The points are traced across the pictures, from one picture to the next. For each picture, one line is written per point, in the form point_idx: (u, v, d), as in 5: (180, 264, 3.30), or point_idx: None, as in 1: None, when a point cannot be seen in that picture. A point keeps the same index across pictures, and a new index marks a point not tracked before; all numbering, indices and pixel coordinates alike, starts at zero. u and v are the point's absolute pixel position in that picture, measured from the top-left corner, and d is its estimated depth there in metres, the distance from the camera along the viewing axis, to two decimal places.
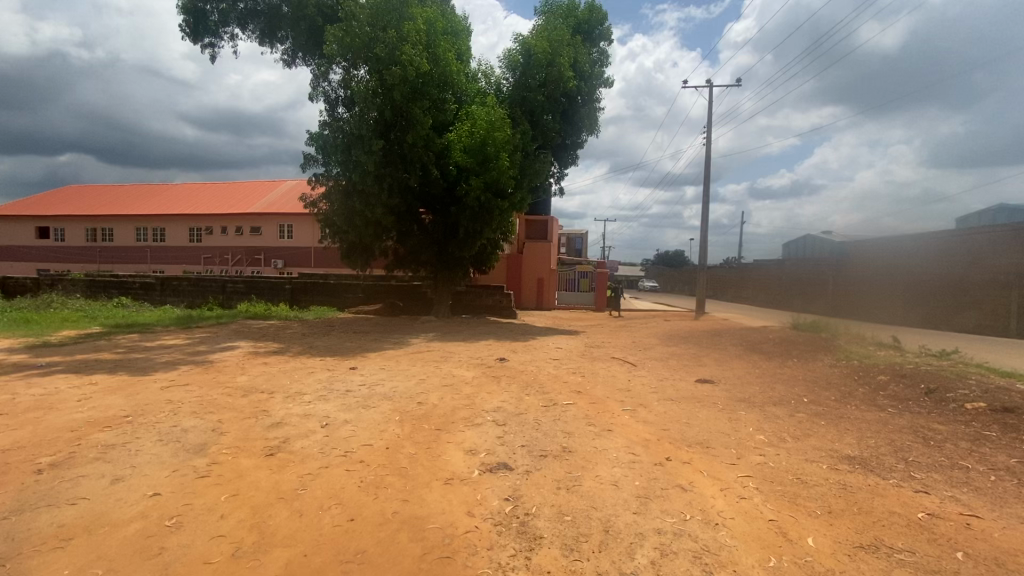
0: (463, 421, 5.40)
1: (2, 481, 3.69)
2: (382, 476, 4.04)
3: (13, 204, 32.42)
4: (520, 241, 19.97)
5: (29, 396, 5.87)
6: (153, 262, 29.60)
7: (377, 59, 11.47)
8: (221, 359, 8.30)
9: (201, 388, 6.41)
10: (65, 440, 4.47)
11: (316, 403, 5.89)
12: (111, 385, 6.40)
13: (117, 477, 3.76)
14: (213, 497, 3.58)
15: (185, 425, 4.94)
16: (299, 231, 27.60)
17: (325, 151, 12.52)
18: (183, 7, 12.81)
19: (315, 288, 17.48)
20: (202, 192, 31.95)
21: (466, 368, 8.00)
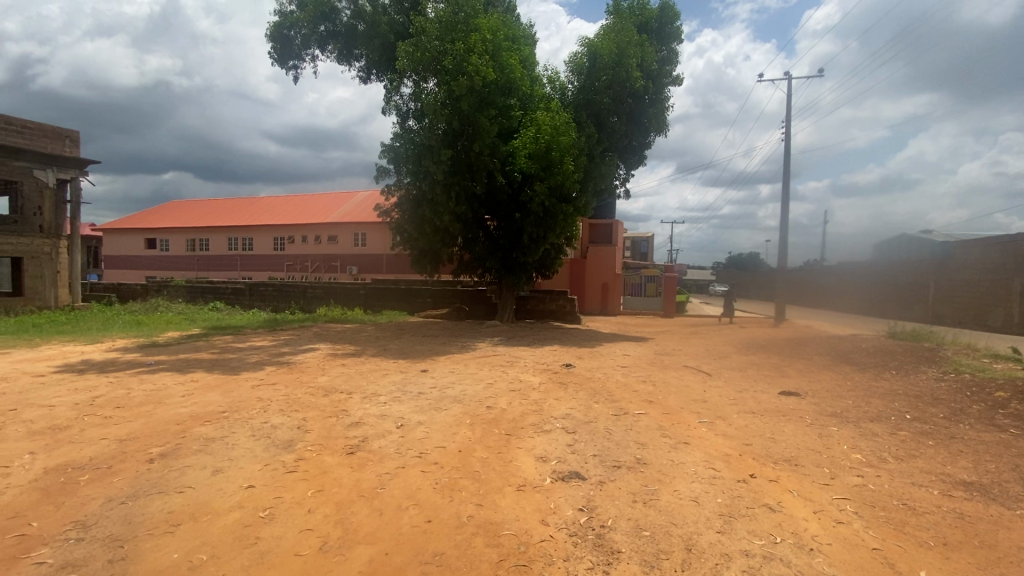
0: (533, 427, 5.37)
1: (122, 468, 4.09)
2: (456, 479, 4.08)
3: (128, 219, 36.43)
4: (584, 246, 19.80)
5: (142, 391, 6.49)
6: (243, 269, 32.20)
7: (445, 72, 11.76)
8: (302, 360, 8.79)
9: (286, 387, 6.82)
10: (172, 433, 4.89)
11: (390, 404, 6.08)
12: (209, 383, 6.97)
13: (217, 469, 4.06)
14: (301, 491, 3.77)
15: (273, 422, 5.26)
16: (371, 239, 28.93)
17: (396, 163, 13.02)
18: (271, 34, 13.85)
19: (387, 292, 18.21)
20: (284, 204, 34.33)
21: (533, 373, 7.97)
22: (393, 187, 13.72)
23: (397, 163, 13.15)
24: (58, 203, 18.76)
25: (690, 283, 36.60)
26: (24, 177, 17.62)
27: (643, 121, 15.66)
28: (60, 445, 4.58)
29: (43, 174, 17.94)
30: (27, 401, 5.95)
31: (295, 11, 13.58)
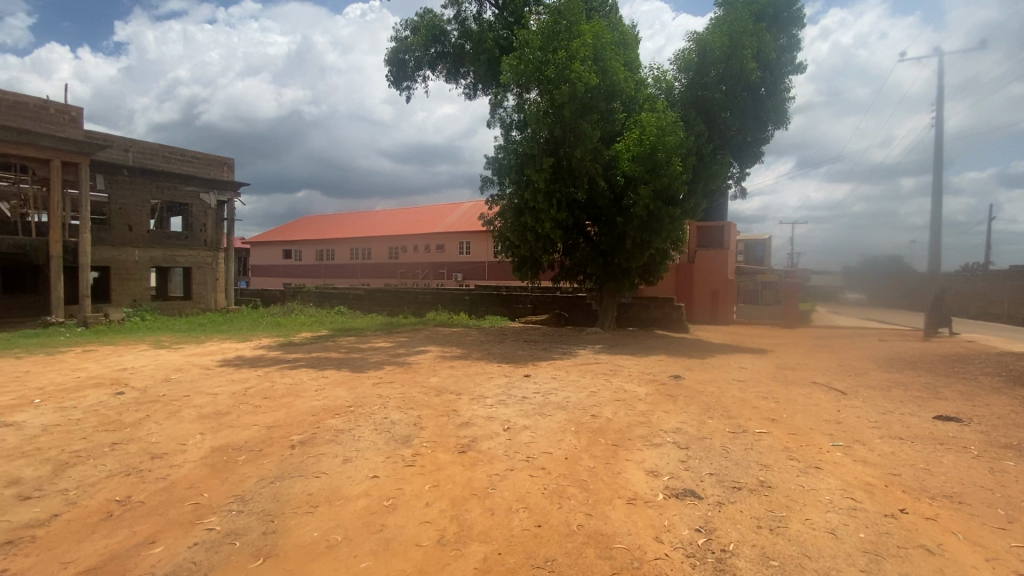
0: (641, 439, 5.18)
1: (270, 452, 4.64)
2: (564, 486, 4.07)
3: (270, 233, 41.63)
4: (692, 250, 18.73)
5: (282, 384, 7.34)
6: (362, 277, 35.27)
7: (547, 81, 11.86)
8: (415, 362, 9.35)
9: (402, 385, 7.31)
10: (310, 422, 5.47)
11: (497, 407, 6.24)
12: (337, 379, 7.71)
13: (346, 458, 4.46)
14: (419, 485, 4.00)
15: (392, 418, 5.64)
16: (474, 247, 30.09)
17: (500, 173, 13.44)
18: (389, 60, 14.99)
19: (490, 298, 18.84)
20: (398, 216, 36.99)
21: (639, 384, 7.70)
22: (496, 197, 14.17)
23: (501, 173, 13.55)
24: (218, 220, 22.00)
25: (816, 290, 33.00)
26: (193, 199, 20.91)
27: (760, 115, 14.60)
28: (222, 428, 5.31)
29: (207, 196, 21.17)
30: (198, 389, 7.02)
31: (410, 36, 14.57)
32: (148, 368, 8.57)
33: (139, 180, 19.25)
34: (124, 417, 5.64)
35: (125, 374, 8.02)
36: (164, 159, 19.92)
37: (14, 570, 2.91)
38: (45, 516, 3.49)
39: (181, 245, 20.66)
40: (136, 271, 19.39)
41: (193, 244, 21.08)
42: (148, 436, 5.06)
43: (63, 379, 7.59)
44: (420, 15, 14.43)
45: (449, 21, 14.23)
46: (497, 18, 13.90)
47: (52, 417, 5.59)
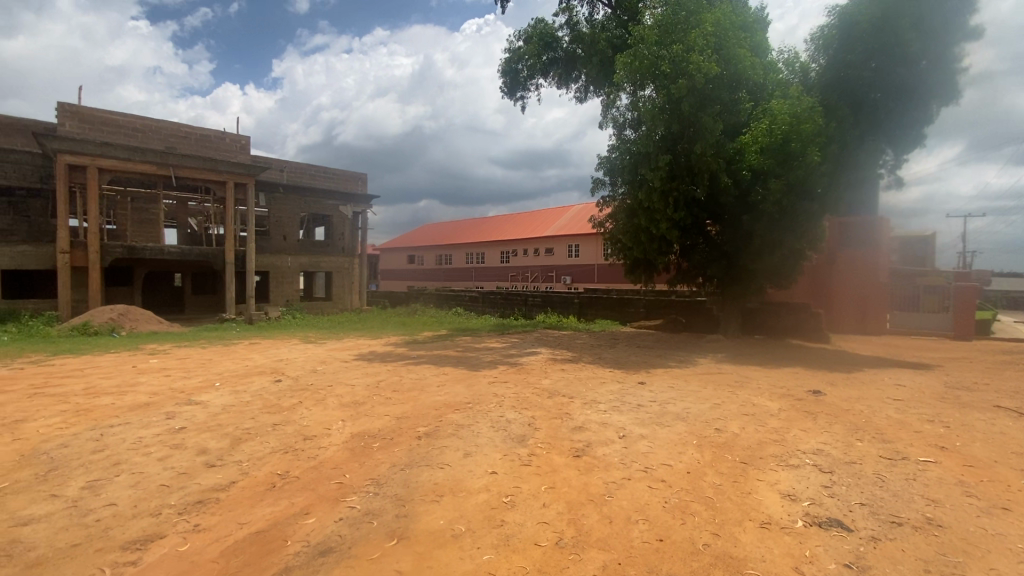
0: (774, 459, 4.71)
1: (400, 441, 5.03)
2: (687, 502, 3.85)
3: (397, 240, 45.41)
4: (833, 250, 16.73)
5: (408, 379, 7.91)
6: (477, 279, 36.92)
7: (663, 76, 11.32)
8: (528, 363, 9.51)
9: (516, 386, 7.49)
10: (433, 416, 5.84)
11: (611, 413, 6.11)
12: (456, 376, 8.14)
13: (467, 453, 4.67)
14: (536, 485, 4.06)
15: (508, 417, 5.80)
16: (585, 250, 29.84)
17: (613, 174, 13.15)
18: (503, 71, 15.21)
19: (602, 301, 18.60)
20: (511, 221, 38.08)
21: (770, 398, 7.02)
22: (608, 198, 13.93)
23: (613, 174, 13.25)
24: (353, 230, 24.50)
25: (999, 296, 27.35)
26: (334, 211, 23.50)
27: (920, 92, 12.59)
28: (360, 417, 5.88)
29: (345, 209, 23.69)
30: (339, 380, 7.86)
31: (523, 45, 14.71)
32: (299, 360, 9.79)
33: (291, 196, 22.16)
34: (281, 401, 6.48)
35: (282, 364, 9.26)
36: (310, 177, 22.71)
37: (205, 524, 3.46)
38: (226, 482, 4.12)
39: (324, 252, 23.31)
40: (288, 275, 22.27)
41: (333, 251, 23.68)
42: (301, 419, 5.76)
43: (236, 366, 8.95)
44: (533, 24, 14.58)
45: (561, 27, 14.24)
46: (610, 18, 13.70)
47: (228, 398, 6.61)
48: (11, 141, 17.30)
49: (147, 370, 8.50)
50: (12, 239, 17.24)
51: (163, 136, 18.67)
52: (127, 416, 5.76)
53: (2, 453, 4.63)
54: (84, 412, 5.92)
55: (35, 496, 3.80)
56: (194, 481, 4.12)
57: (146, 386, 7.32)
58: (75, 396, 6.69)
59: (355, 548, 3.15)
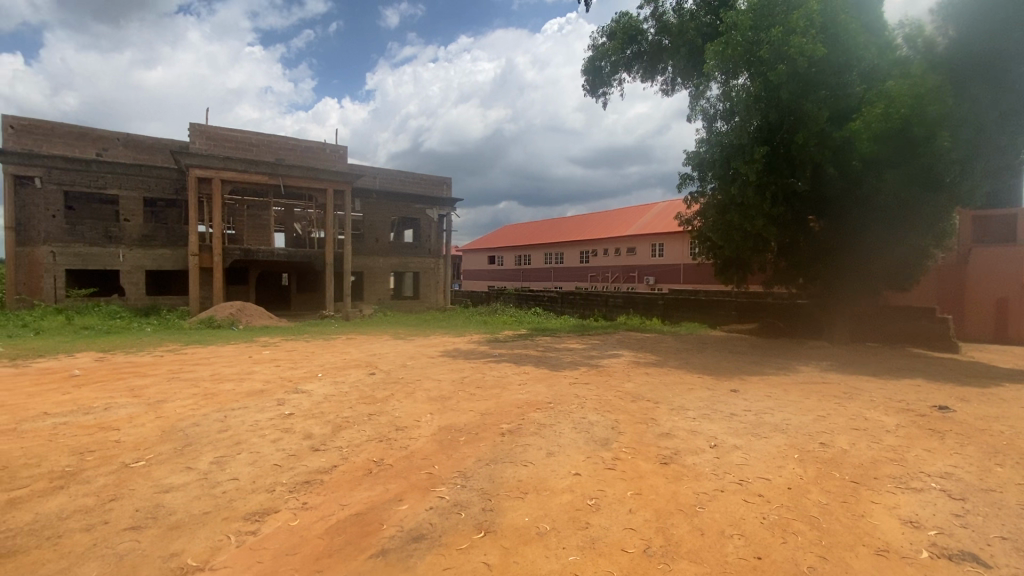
0: (892, 480, 4.22)
1: (485, 436, 5.16)
2: (788, 519, 3.57)
3: (478, 241, 46.63)
4: (964, 247, 14.71)
5: (490, 376, 8.10)
6: (556, 279, 36.88)
7: (760, 62, 10.58)
8: (609, 365, 9.35)
9: (598, 387, 7.38)
10: (516, 414, 5.92)
11: (701, 420, 5.82)
12: (537, 375, 8.18)
13: (550, 452, 4.69)
14: (621, 490, 3.97)
15: (591, 419, 5.74)
16: (669, 249, 28.67)
17: (702, 168, 12.56)
18: (585, 69, 14.56)
19: (687, 303, 17.83)
20: (590, 221, 37.65)
21: (885, 413, 6.31)
22: (696, 194, 13.34)
23: (702, 169, 12.63)
24: (439, 232, 25.50)
25: None
26: (421, 214, 24.68)
27: None
28: (446, 411, 6.11)
29: (431, 212, 24.73)
30: (426, 375, 8.22)
31: (606, 41, 14.14)
32: (390, 355, 10.38)
33: (383, 201, 23.57)
34: (375, 393, 6.91)
35: (374, 358, 9.86)
36: (400, 183, 24.00)
37: (311, 503, 3.77)
38: (328, 465, 4.46)
39: (411, 253, 24.48)
40: (380, 275, 23.68)
41: (420, 252, 24.80)
42: (393, 411, 6.10)
43: (335, 359, 9.69)
44: (616, 19, 14.01)
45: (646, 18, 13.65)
46: (699, 5, 13.04)
47: (329, 388, 7.17)
48: (154, 158, 19.77)
49: (261, 360, 9.46)
50: (154, 244, 19.98)
51: (274, 149, 20.70)
52: (245, 400, 6.44)
53: (149, 428, 5.36)
54: (211, 396, 6.70)
55: (174, 467, 4.35)
56: (301, 462, 4.51)
57: (261, 374, 8.16)
58: (204, 380, 7.61)
59: (446, 538, 3.26)
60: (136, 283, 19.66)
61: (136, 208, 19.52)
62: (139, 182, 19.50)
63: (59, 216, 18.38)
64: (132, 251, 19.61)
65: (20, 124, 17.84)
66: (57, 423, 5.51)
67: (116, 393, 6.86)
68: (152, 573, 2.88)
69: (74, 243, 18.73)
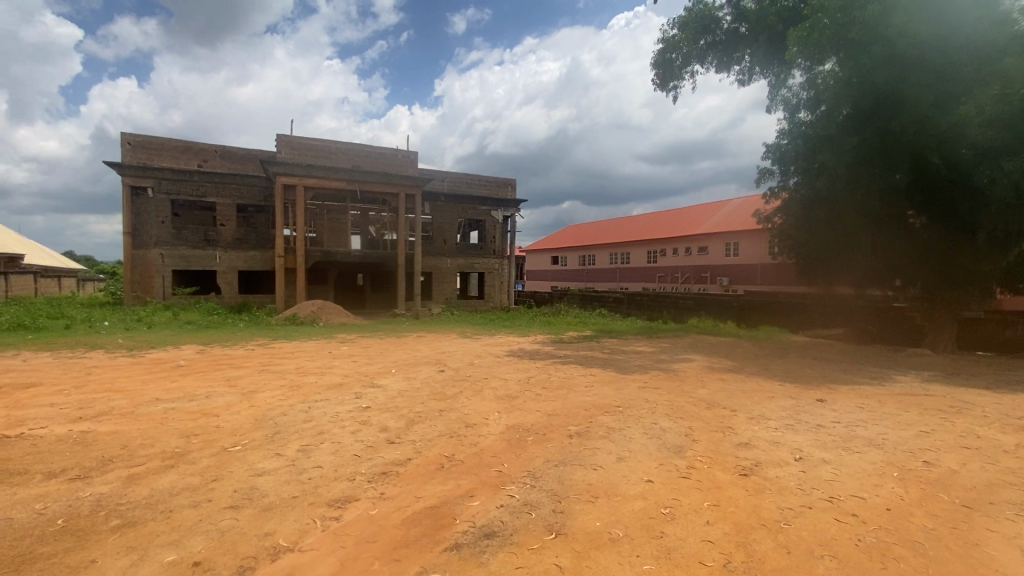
0: (1014, 508, 3.73)
1: (553, 437, 5.15)
2: (887, 543, 3.26)
3: (542, 241, 46.70)
4: None
5: (557, 377, 8.07)
6: (622, 280, 36.14)
7: (851, 45, 9.70)
8: (680, 369, 9.01)
9: (669, 392, 7.13)
10: (583, 416, 5.85)
11: (784, 431, 5.46)
12: (605, 378, 8.04)
13: (620, 457, 4.59)
14: (697, 500, 3.81)
15: (662, 425, 5.56)
16: (744, 247, 27.15)
17: (783, 161, 12.14)
18: (654, 62, 13.94)
19: (765, 306, 16.86)
20: (658, 219, 36.53)
21: (1003, 431, 5.59)
22: (777, 188, 12.77)
23: (785, 162, 12.11)
24: (504, 233, 25.81)
25: None
26: (486, 216, 25.07)
27: None
28: (514, 410, 6.15)
29: (496, 213, 25.10)
30: (493, 374, 8.33)
31: (677, 33, 13.53)
32: (458, 353, 10.62)
33: (451, 204, 24.18)
34: (445, 390, 7.10)
35: (443, 356, 10.12)
36: (467, 186, 24.55)
37: (389, 493, 3.94)
38: (403, 458, 4.64)
39: (477, 254, 24.93)
40: (447, 276, 24.33)
41: (486, 253, 25.22)
42: (462, 407, 6.24)
43: (406, 356, 10.06)
44: (689, 9, 13.35)
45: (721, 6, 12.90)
46: None
47: (402, 384, 7.45)
48: (246, 167, 21.64)
49: (339, 356, 10.03)
50: (246, 246, 21.77)
51: (352, 156, 21.92)
52: (326, 393, 6.85)
53: (243, 416, 5.83)
54: (296, 388, 7.19)
55: (266, 453, 4.70)
56: (379, 454, 4.71)
57: (340, 368, 8.65)
58: (290, 373, 8.18)
59: (517, 536, 3.28)
60: (230, 283, 21.52)
61: (231, 213, 21.36)
62: (234, 190, 21.31)
63: (167, 222, 20.47)
64: (227, 253, 21.46)
65: (136, 140, 20.06)
66: (167, 408, 6.14)
67: (216, 382, 7.54)
68: (250, 549, 3.12)
69: (180, 246, 20.78)
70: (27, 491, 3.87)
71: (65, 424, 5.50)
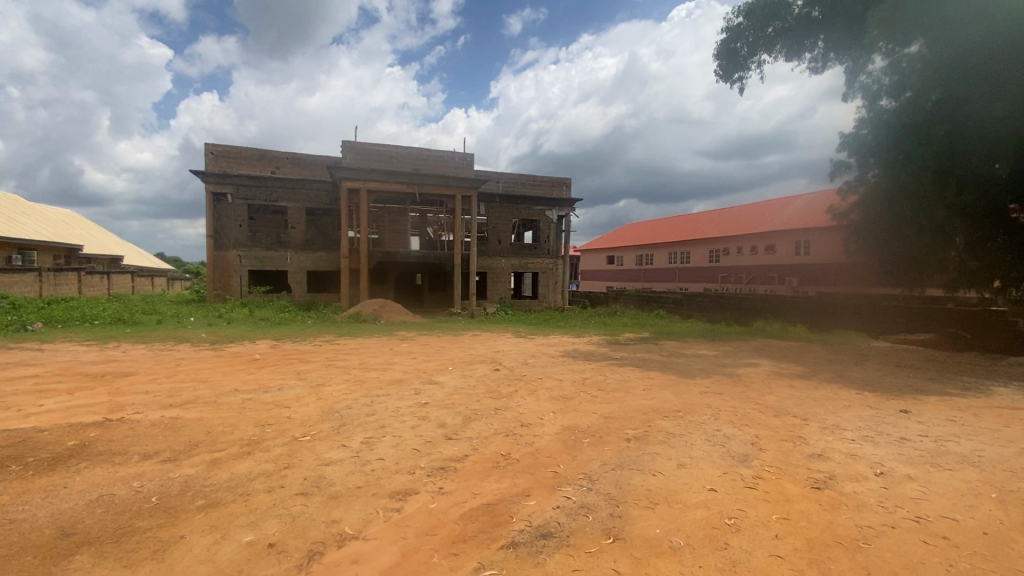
0: None
1: (610, 440, 5.06)
2: (985, 571, 2.95)
3: (598, 241, 46.15)
4: None
5: (613, 379, 7.93)
6: (681, 280, 35.07)
7: (942, 25, 8.76)
8: (744, 374, 8.59)
9: (734, 398, 6.82)
10: (642, 420, 5.71)
11: (862, 443, 5.07)
12: (664, 381, 7.81)
13: (681, 463, 4.45)
14: (766, 512, 3.61)
15: (726, 432, 5.32)
16: (815, 246, 25.54)
17: (861, 153, 11.27)
18: (718, 53, 13.57)
19: (839, 308, 15.82)
20: (720, 217, 35.11)
21: None
22: (854, 183, 11.87)
23: (863, 153, 11.23)
24: (558, 233, 25.74)
25: None
26: (541, 216, 25.10)
27: None
28: (569, 411, 6.11)
29: (550, 213, 25.08)
30: (548, 374, 8.31)
31: (743, 21, 12.94)
32: (513, 352, 10.68)
33: (506, 204, 24.40)
34: (501, 388, 7.17)
35: (498, 355, 10.22)
36: (522, 186, 24.65)
37: (447, 488, 4.03)
38: (460, 454, 4.73)
39: (532, 254, 25.04)
40: (502, 276, 24.56)
41: (540, 253, 25.28)
42: (518, 407, 6.27)
43: (462, 354, 10.24)
44: None
45: None
46: None
47: (459, 381, 7.60)
48: (314, 172, 22.88)
49: (399, 352, 10.36)
50: (314, 248, 23.04)
51: (411, 159, 22.61)
52: (387, 388, 7.11)
53: (311, 407, 6.17)
54: (359, 382, 7.51)
55: (333, 444, 4.94)
56: (437, 449, 4.84)
57: (400, 365, 8.94)
58: (354, 368, 8.56)
59: (574, 539, 3.25)
60: (300, 282, 22.86)
61: (301, 217, 22.67)
62: (303, 195, 22.62)
63: (245, 225, 22.04)
64: (297, 255, 22.78)
65: (218, 150, 21.64)
66: (245, 398, 6.60)
67: (287, 375, 8.01)
68: (318, 535, 3.29)
69: (255, 248, 22.29)
70: (127, 469, 4.29)
71: (157, 410, 6.04)
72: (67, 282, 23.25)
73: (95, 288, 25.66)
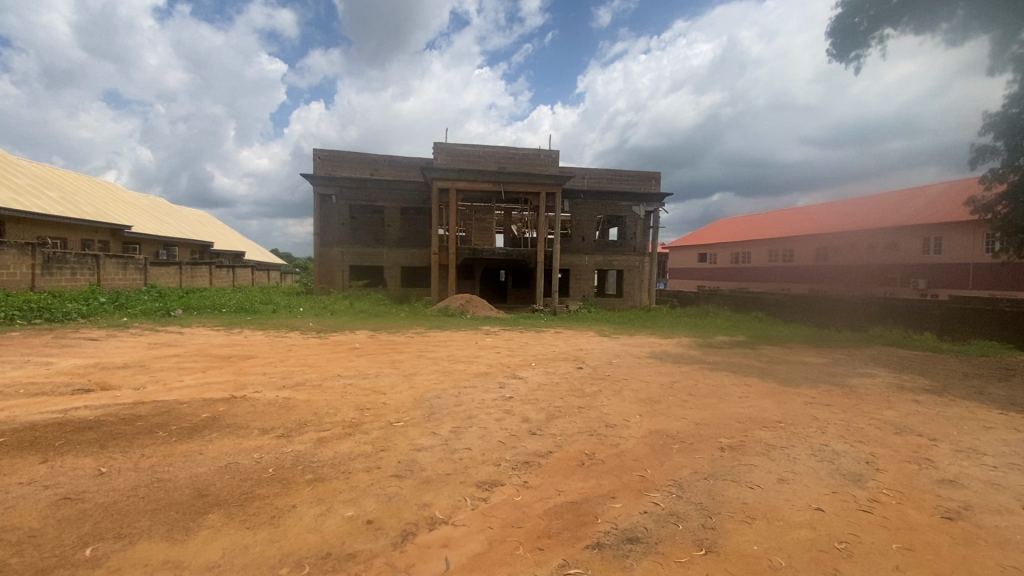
0: None
1: (701, 448, 4.82)
2: None
3: (690, 237, 44.04)
4: None
5: (705, 384, 7.54)
6: (783, 280, 32.51)
7: None
8: (858, 386, 7.74)
9: (844, 411, 6.19)
10: (737, 429, 5.37)
11: (1006, 472, 4.37)
12: (762, 389, 7.29)
13: (782, 477, 4.13)
14: (884, 540, 3.25)
15: (835, 447, 4.85)
16: (947, 243, 22.42)
17: (1011, 136, 9.69)
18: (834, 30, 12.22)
19: (977, 315, 13.80)
20: (831, 211, 31.95)
21: None
22: (1000, 171, 10.25)
23: (1013, 136, 9.64)
24: (646, 229, 24.90)
25: None
26: (627, 212, 24.43)
27: None
28: (657, 414, 5.91)
29: (638, 209, 24.33)
30: (635, 375, 8.09)
31: None
32: (598, 351, 10.53)
33: (591, 200, 24.08)
34: (585, 387, 7.09)
35: (583, 353, 10.12)
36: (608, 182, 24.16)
37: (532, 482, 4.07)
38: (545, 450, 4.76)
39: (617, 251, 24.51)
40: (586, 273, 24.29)
41: (626, 251, 24.65)
42: (602, 407, 6.18)
43: (546, 351, 10.26)
44: None
45: None
46: None
47: (543, 377, 7.64)
48: (407, 172, 24.11)
49: (485, 346, 10.64)
50: (407, 245, 24.34)
51: (498, 158, 23.02)
52: (474, 381, 7.31)
53: (404, 395, 6.53)
54: (448, 373, 7.82)
55: (424, 431, 5.19)
56: (521, 443, 4.90)
57: (486, 358, 9.16)
58: (443, 360, 8.92)
59: (662, 546, 3.14)
60: (394, 278, 24.33)
61: (395, 215, 24.06)
62: (398, 194, 23.97)
63: (346, 224, 23.80)
64: (392, 251, 24.21)
65: (324, 155, 23.51)
66: (346, 384, 7.15)
67: (383, 364, 8.55)
68: (412, 516, 3.47)
69: (355, 244, 23.99)
70: (249, 441, 4.82)
71: (273, 390, 6.73)
72: (201, 274, 26.56)
73: (222, 280, 29.08)
